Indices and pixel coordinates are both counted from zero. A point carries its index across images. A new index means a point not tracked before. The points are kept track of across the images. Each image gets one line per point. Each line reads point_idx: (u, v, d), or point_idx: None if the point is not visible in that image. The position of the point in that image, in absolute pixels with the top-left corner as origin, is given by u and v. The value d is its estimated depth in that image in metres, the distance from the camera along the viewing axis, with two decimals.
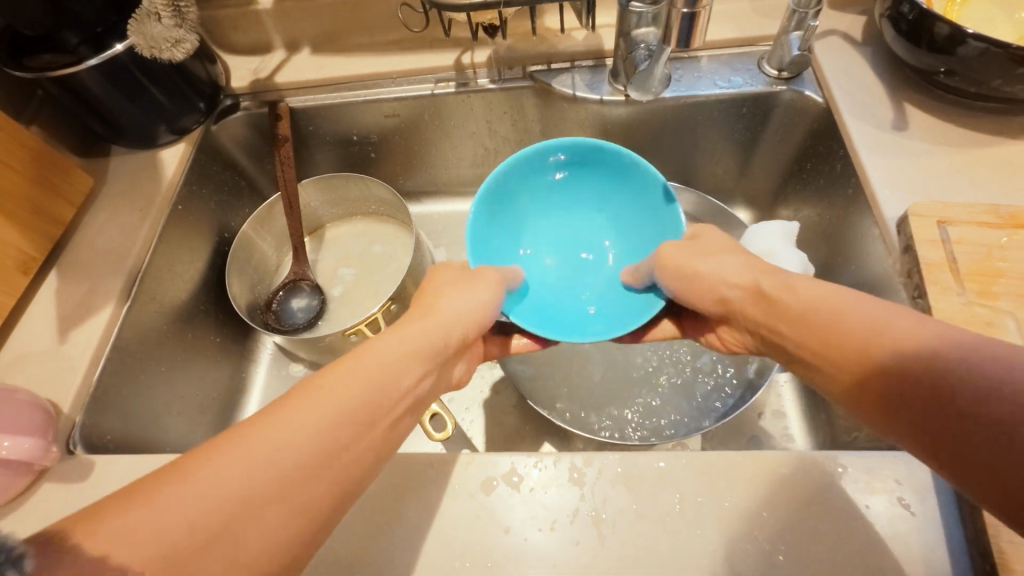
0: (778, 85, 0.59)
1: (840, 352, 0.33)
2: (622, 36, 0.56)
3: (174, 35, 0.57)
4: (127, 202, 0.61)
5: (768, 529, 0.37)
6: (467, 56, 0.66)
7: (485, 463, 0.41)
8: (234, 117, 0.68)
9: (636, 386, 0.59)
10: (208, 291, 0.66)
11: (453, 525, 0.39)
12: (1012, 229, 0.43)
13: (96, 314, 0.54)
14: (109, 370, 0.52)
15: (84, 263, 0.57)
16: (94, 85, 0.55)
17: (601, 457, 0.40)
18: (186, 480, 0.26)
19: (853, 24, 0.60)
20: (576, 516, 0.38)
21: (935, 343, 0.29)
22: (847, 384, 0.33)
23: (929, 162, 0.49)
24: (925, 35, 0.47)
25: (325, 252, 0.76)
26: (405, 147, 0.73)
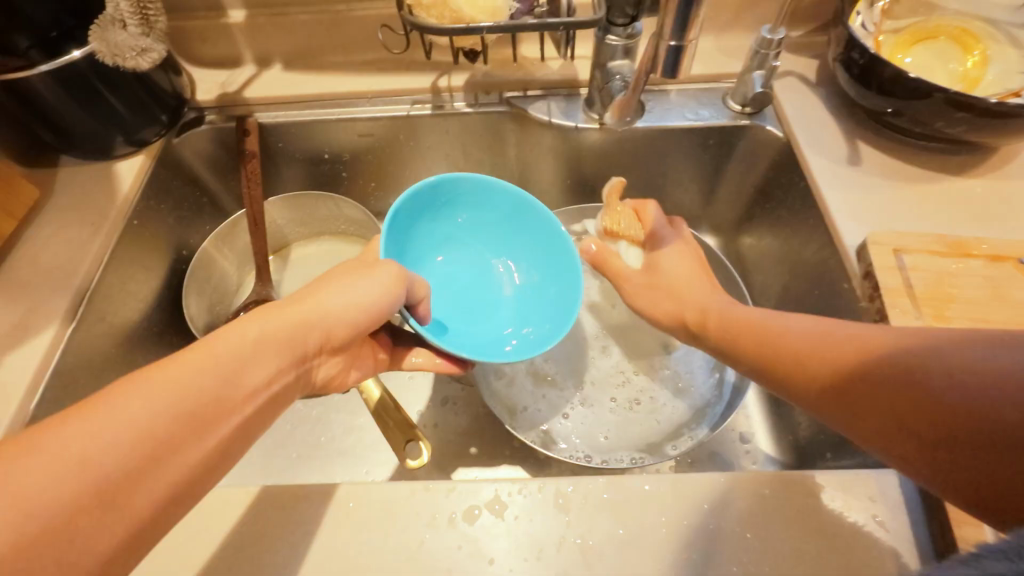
0: (742, 119, 0.62)
1: (836, 370, 0.35)
2: (599, 67, 0.58)
3: (140, 44, 0.54)
4: (76, 215, 0.57)
5: (753, 550, 0.37)
6: (444, 79, 0.67)
7: (467, 490, 0.40)
8: (198, 130, 0.65)
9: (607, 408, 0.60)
10: (162, 312, 0.62)
11: (433, 558, 0.37)
12: (959, 257, 0.46)
13: (37, 335, 0.49)
14: (48, 398, 0.48)
15: (23, 280, 0.52)
16: (46, 90, 0.52)
17: (586, 481, 0.40)
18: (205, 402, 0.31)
19: (808, 67, 0.65)
20: (562, 544, 0.37)
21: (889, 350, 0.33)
22: (820, 386, 0.36)
23: (880, 194, 0.53)
24: (875, 79, 0.51)
25: (290, 272, 0.73)
26: (378, 167, 0.72)
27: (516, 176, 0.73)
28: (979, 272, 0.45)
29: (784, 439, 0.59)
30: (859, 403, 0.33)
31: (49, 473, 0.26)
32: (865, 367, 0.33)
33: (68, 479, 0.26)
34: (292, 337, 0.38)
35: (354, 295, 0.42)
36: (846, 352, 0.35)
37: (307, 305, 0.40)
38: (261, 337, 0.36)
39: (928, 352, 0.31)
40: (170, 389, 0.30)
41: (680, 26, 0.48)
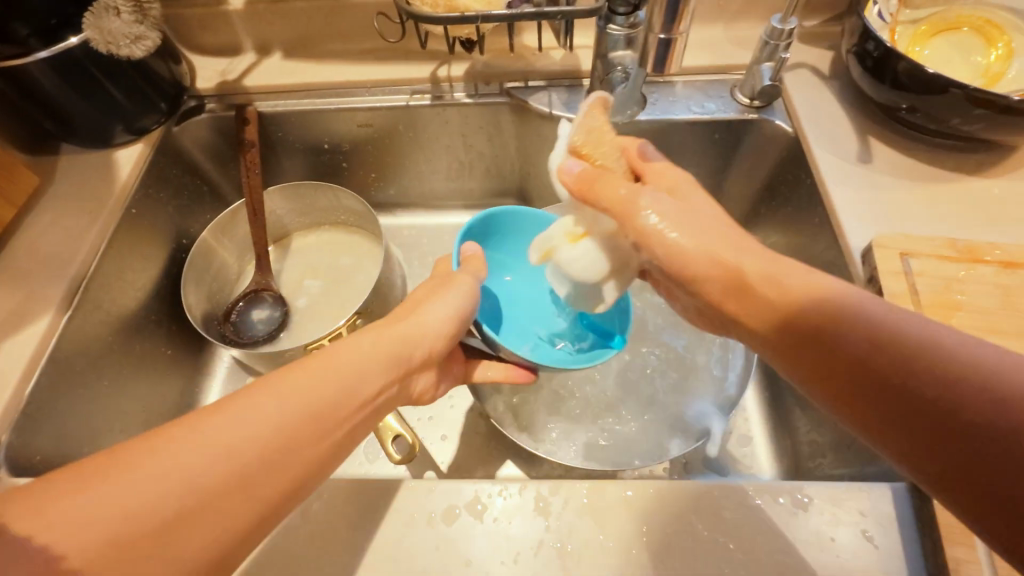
0: (750, 113, 0.60)
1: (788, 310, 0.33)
2: (600, 57, 0.56)
3: (134, 31, 0.54)
4: (74, 203, 0.57)
5: (736, 561, 0.36)
6: (444, 69, 0.66)
7: (448, 490, 0.39)
8: (198, 119, 0.65)
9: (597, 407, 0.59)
10: (161, 300, 0.63)
11: (410, 557, 0.37)
12: (970, 263, 0.44)
13: (34, 323, 0.50)
14: (44, 384, 0.49)
15: (23, 267, 0.53)
16: (44, 79, 0.52)
17: (569, 486, 0.39)
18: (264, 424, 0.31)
19: (821, 59, 0.62)
20: (540, 548, 0.37)
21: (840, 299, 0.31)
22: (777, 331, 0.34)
23: (892, 194, 0.51)
24: (890, 73, 0.49)
25: (290, 262, 0.73)
26: (377, 157, 0.72)
27: (517, 168, 0.72)
28: (990, 279, 0.43)
29: (782, 445, 0.58)
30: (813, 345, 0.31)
31: (199, 453, 0.29)
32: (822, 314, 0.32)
33: (213, 459, 0.29)
34: (394, 355, 0.40)
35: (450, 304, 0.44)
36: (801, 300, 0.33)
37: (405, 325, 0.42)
38: (371, 354, 0.39)
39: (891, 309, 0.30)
40: (301, 393, 0.33)
41: (669, 18, 0.49)
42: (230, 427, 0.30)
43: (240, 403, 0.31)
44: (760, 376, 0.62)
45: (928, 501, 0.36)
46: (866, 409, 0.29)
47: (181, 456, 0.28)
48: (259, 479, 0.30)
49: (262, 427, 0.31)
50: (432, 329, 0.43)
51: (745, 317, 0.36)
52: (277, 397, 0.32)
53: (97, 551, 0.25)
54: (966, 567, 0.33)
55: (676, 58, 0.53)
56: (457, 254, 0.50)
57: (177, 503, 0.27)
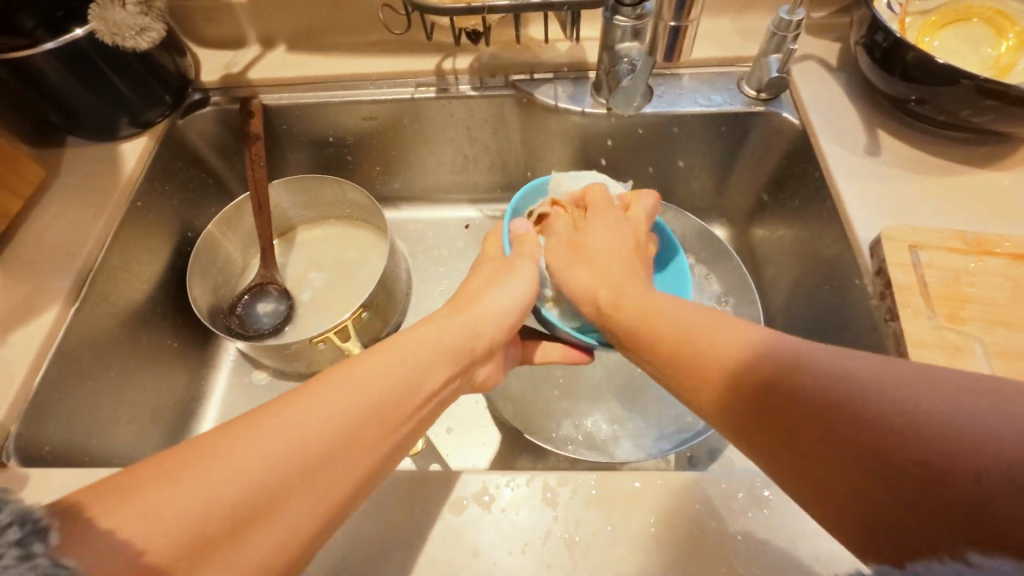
0: (757, 105, 0.60)
1: (726, 364, 0.33)
2: (606, 49, 0.56)
3: (139, 22, 0.54)
4: (80, 195, 0.58)
5: (742, 553, 0.36)
6: (448, 61, 0.65)
7: (456, 481, 0.39)
8: (203, 112, 0.65)
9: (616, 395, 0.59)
10: (167, 293, 0.63)
11: (419, 547, 0.37)
12: (979, 255, 0.44)
13: (41, 314, 0.50)
14: (51, 375, 0.49)
15: (30, 259, 0.53)
16: (49, 70, 0.52)
17: (576, 477, 0.39)
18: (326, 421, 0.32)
19: (829, 50, 0.62)
20: (548, 539, 0.37)
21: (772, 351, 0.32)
22: (713, 381, 0.34)
23: (901, 187, 0.51)
24: (899, 64, 0.49)
25: (295, 255, 0.74)
26: (382, 150, 0.71)
27: (522, 161, 0.71)
28: (1000, 272, 0.43)
29: None
30: (749, 397, 0.31)
31: (275, 450, 0.30)
32: (763, 364, 0.31)
33: (278, 457, 0.29)
34: (459, 347, 0.42)
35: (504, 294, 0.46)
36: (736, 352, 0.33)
37: (468, 317, 0.44)
38: (432, 351, 0.40)
39: (822, 357, 0.30)
40: (365, 387, 0.35)
41: (679, 7, 0.52)
42: (299, 422, 0.31)
43: (303, 403, 0.32)
44: None
45: None
46: (806, 455, 0.28)
47: (251, 452, 0.29)
48: (330, 469, 0.31)
49: (330, 421, 0.32)
50: (489, 322, 0.45)
51: (684, 365, 0.36)
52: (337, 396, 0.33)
53: (129, 540, 0.25)
54: None
55: (685, 48, 0.56)
56: (507, 236, 0.55)
57: (207, 492, 0.27)
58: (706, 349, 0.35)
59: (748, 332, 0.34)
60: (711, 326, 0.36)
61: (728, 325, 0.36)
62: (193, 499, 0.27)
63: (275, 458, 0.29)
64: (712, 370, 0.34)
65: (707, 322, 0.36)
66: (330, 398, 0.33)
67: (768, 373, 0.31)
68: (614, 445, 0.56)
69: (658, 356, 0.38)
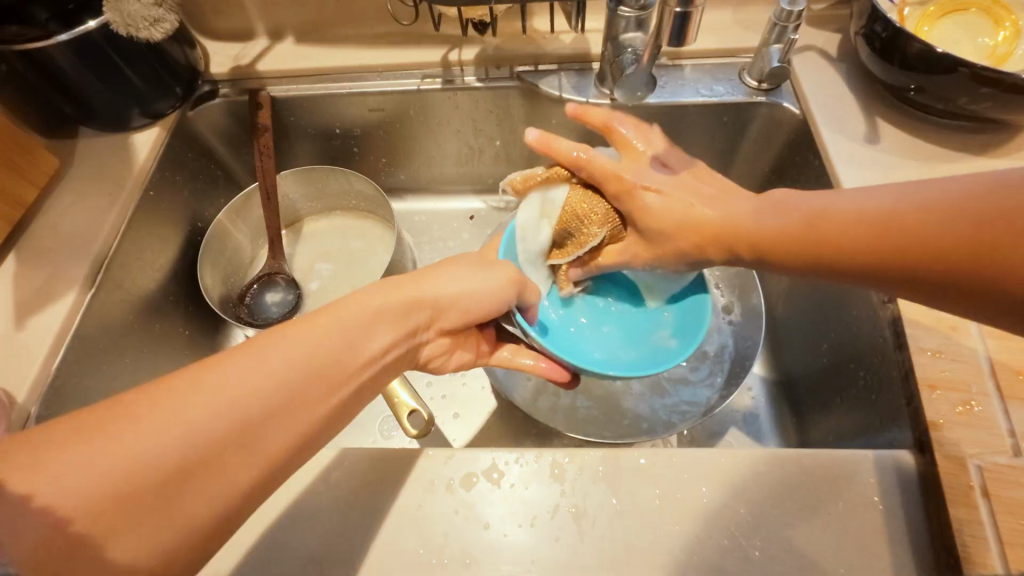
0: (758, 96, 0.61)
1: (870, 231, 0.37)
2: (610, 40, 0.57)
3: (153, 14, 0.54)
4: (95, 185, 0.59)
5: (745, 524, 0.37)
6: (455, 52, 0.66)
7: (466, 458, 0.40)
8: (212, 104, 0.66)
9: (586, 383, 0.60)
10: (178, 282, 0.64)
11: (430, 520, 0.38)
12: None
13: (58, 300, 0.51)
14: (69, 359, 0.50)
15: (46, 247, 0.54)
16: (64, 62, 0.53)
17: (584, 454, 0.40)
18: (249, 375, 0.30)
19: (829, 42, 0.63)
20: (556, 512, 0.38)
21: (914, 211, 0.35)
22: (867, 253, 0.37)
23: (899, 174, 0.52)
24: (898, 54, 0.49)
25: (302, 246, 0.75)
26: (388, 141, 0.72)
27: (526, 152, 0.72)
28: None
29: (788, 422, 0.59)
30: (913, 257, 0.35)
31: (200, 413, 0.28)
32: (904, 222, 0.35)
33: (209, 416, 0.28)
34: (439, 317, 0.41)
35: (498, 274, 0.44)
36: (879, 218, 0.37)
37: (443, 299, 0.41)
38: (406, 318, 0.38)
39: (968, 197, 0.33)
40: (303, 343, 0.33)
41: None
42: (233, 381, 0.29)
43: (231, 364, 0.30)
44: (766, 357, 0.64)
45: (933, 466, 0.37)
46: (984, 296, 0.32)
47: (190, 408, 0.28)
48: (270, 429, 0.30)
49: (267, 378, 0.30)
50: None
51: (833, 244, 0.39)
52: (268, 358, 0.31)
53: (156, 506, 0.26)
54: (970, 527, 0.34)
55: (692, 33, 0.54)
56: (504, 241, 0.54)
57: (231, 462, 0.28)
58: (839, 227, 0.39)
59: (881, 195, 0.38)
60: (851, 206, 0.39)
61: (857, 196, 0.39)
62: (128, 458, 0.26)
63: (211, 417, 0.28)
64: (860, 246, 0.37)
65: (844, 199, 0.39)
66: (266, 357, 0.31)
67: (913, 231, 0.35)
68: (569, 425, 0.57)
69: (776, 244, 0.42)
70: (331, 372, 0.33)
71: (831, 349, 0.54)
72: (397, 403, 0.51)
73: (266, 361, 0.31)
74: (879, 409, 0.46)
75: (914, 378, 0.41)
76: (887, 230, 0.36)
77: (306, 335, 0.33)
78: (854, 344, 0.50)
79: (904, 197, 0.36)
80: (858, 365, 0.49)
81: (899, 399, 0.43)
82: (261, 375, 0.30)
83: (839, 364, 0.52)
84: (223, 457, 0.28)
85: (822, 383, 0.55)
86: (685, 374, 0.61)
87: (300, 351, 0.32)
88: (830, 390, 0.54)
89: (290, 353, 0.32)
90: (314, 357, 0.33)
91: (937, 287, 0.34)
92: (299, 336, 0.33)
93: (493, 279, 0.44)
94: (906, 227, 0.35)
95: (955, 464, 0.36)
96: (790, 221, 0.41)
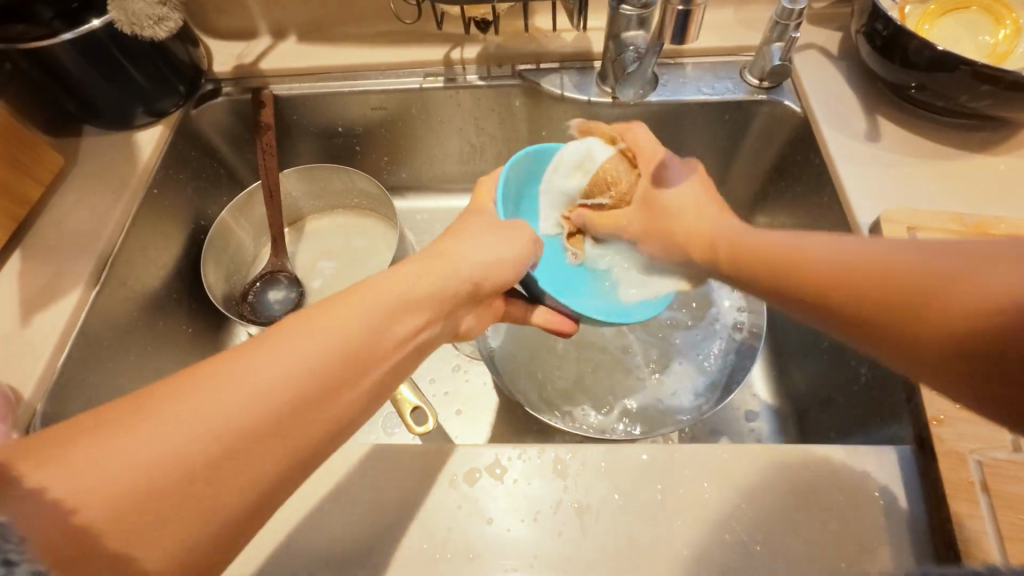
0: (759, 94, 0.61)
1: (856, 287, 0.33)
2: (612, 38, 0.57)
3: (157, 12, 0.53)
4: (99, 183, 0.59)
5: (746, 519, 0.37)
6: (457, 51, 0.66)
7: (469, 454, 0.41)
8: (215, 102, 0.66)
9: (590, 391, 0.60)
10: (182, 280, 0.64)
11: (434, 515, 0.39)
12: (975, 237, 0.45)
13: (63, 298, 0.51)
14: (74, 356, 0.50)
15: (51, 245, 0.54)
16: (68, 60, 0.53)
17: (586, 450, 0.41)
18: (287, 355, 0.29)
19: (830, 40, 0.63)
20: (558, 507, 0.38)
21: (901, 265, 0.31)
22: (847, 312, 0.33)
23: (899, 172, 0.52)
24: (899, 52, 0.50)
25: (305, 244, 0.75)
26: (390, 140, 0.73)
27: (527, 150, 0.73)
28: None
29: (789, 419, 0.60)
30: (893, 316, 0.30)
31: (238, 395, 0.27)
32: (888, 280, 0.31)
33: (245, 401, 0.27)
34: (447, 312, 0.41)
35: (500, 271, 0.45)
36: (862, 270, 0.33)
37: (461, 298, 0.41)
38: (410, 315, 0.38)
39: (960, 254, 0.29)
40: (340, 324, 0.32)
41: None
42: (269, 364, 0.29)
43: (268, 347, 0.29)
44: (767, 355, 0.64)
45: (933, 462, 0.37)
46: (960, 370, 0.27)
47: (225, 393, 0.27)
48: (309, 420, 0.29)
49: (303, 359, 0.30)
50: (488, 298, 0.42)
51: (815, 293, 0.35)
52: (305, 340, 0.30)
53: None
54: (969, 522, 0.34)
55: (693, 32, 0.53)
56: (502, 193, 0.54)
57: None
58: (822, 276, 0.35)
59: (876, 247, 0.33)
60: (839, 254, 0.35)
61: (846, 245, 0.35)
62: (144, 456, 0.24)
63: (248, 400, 0.27)
64: (841, 300, 0.33)
65: (838, 244, 0.35)
66: (303, 337, 0.30)
67: (897, 291, 0.30)
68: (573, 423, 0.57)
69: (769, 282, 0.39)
70: (351, 363, 0.32)
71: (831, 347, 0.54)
72: (401, 400, 0.51)
73: (302, 340, 0.30)
74: (880, 406, 0.46)
75: None
76: (872, 286, 0.32)
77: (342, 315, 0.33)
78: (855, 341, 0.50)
79: (896, 249, 0.32)
80: (859, 362, 0.50)
81: (900, 396, 0.43)
82: (299, 357, 0.30)
83: (840, 361, 0.52)
84: (247, 452, 0.27)
85: (822, 380, 0.55)
86: (690, 381, 0.60)
87: (335, 333, 0.32)
88: (830, 387, 0.54)
89: (325, 334, 0.31)
90: (349, 338, 0.32)
91: (913, 357, 0.30)
92: (336, 319, 0.32)
93: (495, 276, 0.44)
94: (884, 282, 0.31)
95: (955, 459, 0.36)
96: (781, 264, 0.38)
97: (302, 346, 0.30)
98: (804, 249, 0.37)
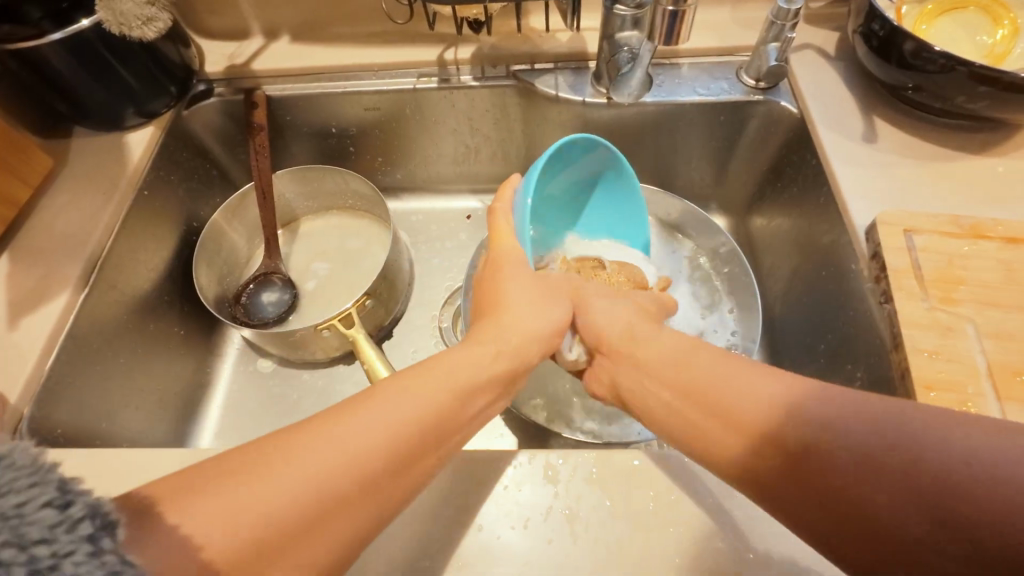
0: (755, 94, 0.60)
1: (758, 427, 0.33)
2: (606, 39, 0.57)
3: (146, 12, 0.53)
4: (89, 185, 0.58)
5: (739, 526, 0.37)
6: (450, 52, 0.66)
7: (460, 460, 0.40)
8: (207, 103, 0.66)
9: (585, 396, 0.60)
10: (174, 281, 0.64)
11: (423, 521, 0.38)
12: (972, 239, 0.44)
13: (51, 300, 0.51)
14: (62, 360, 0.50)
15: (40, 247, 0.54)
16: (56, 60, 0.53)
17: (578, 455, 0.40)
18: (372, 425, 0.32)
19: (827, 39, 0.62)
20: (549, 514, 0.38)
21: (808, 413, 0.31)
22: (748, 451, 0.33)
23: (896, 174, 0.51)
24: (895, 52, 0.49)
25: (299, 246, 0.74)
26: (384, 140, 0.72)
27: (523, 151, 0.72)
28: (992, 255, 0.44)
29: None
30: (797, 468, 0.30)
31: (325, 460, 0.29)
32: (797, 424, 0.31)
33: (331, 463, 0.29)
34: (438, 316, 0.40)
35: None
36: (764, 415, 0.33)
37: None
38: None
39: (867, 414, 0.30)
40: (415, 394, 0.35)
41: None
42: (355, 432, 0.31)
43: (356, 413, 0.32)
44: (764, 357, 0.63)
45: None
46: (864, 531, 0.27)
47: (319, 457, 0.29)
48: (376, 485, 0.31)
49: (378, 425, 0.32)
50: None
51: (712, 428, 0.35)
52: (390, 409, 0.33)
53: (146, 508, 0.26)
54: None
55: (683, 34, 0.54)
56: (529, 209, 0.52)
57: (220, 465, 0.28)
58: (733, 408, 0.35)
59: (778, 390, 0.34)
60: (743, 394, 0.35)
61: (753, 383, 0.35)
62: (254, 503, 0.26)
63: (334, 463, 0.29)
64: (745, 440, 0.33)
65: (741, 384, 0.36)
66: (387, 406, 0.33)
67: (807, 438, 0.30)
68: (564, 430, 0.56)
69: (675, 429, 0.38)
70: (431, 432, 0.34)
71: (828, 350, 0.54)
72: None
73: (385, 411, 0.33)
74: None
75: (908, 379, 0.40)
76: (775, 429, 0.32)
77: (425, 385, 0.36)
78: (852, 343, 0.50)
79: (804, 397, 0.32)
80: (857, 365, 0.49)
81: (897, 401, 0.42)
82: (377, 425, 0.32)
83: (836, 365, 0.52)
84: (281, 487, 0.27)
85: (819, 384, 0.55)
86: None
87: (416, 405, 0.34)
88: None
89: (409, 408, 0.34)
90: (431, 415, 0.35)
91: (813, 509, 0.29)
92: (411, 387, 0.35)
93: None
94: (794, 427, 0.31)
95: None
96: (681, 397, 0.38)
97: (377, 414, 0.32)
98: (711, 380, 0.37)
